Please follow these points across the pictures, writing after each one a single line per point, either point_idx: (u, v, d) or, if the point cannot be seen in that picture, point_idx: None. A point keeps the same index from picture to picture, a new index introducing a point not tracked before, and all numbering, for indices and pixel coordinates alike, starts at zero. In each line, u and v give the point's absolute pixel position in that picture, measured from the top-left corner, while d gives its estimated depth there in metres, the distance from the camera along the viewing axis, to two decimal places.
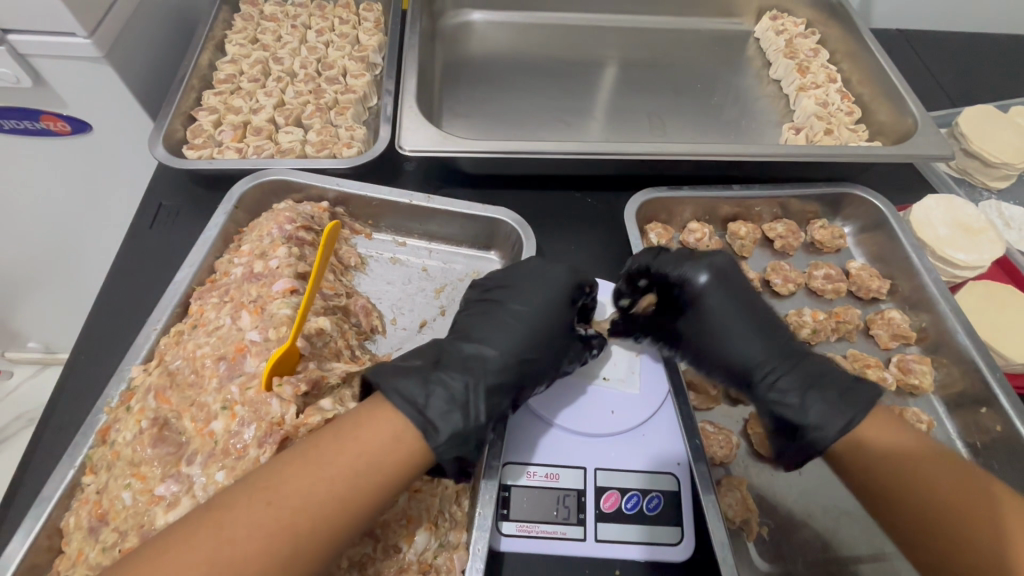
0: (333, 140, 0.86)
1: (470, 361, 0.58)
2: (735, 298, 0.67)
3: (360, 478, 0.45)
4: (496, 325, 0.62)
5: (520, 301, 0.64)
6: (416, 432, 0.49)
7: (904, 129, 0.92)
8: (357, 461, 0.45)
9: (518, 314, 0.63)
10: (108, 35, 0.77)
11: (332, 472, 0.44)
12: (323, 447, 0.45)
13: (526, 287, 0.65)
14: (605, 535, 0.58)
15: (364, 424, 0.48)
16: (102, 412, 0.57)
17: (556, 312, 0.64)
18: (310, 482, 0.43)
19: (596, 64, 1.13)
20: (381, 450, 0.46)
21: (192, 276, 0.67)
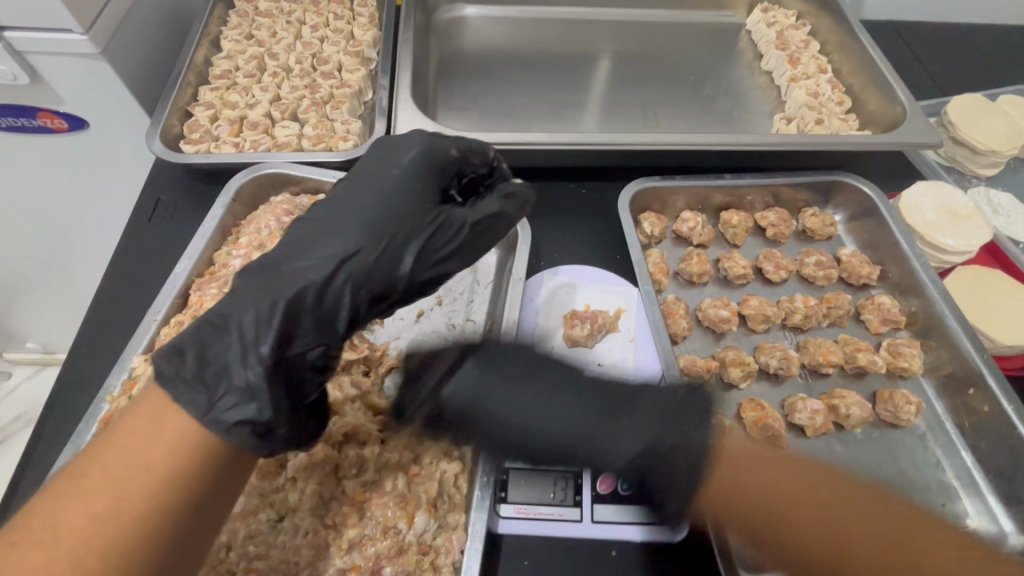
0: (330, 134, 0.87)
1: (286, 277, 0.48)
2: (585, 296, 0.68)
3: (121, 492, 0.37)
4: (319, 226, 0.52)
5: (350, 196, 0.55)
6: (181, 413, 0.41)
7: (894, 118, 0.93)
8: (118, 471, 0.37)
9: (344, 210, 0.53)
10: (104, 31, 0.77)
11: (84, 494, 0.37)
12: (86, 464, 0.38)
13: (368, 195, 0.55)
14: (601, 516, 0.59)
15: (126, 424, 0.40)
16: (104, 401, 0.58)
17: (393, 200, 0.55)
18: (65, 513, 0.36)
19: (589, 58, 1.13)
20: (141, 446, 0.38)
21: (192, 268, 0.68)
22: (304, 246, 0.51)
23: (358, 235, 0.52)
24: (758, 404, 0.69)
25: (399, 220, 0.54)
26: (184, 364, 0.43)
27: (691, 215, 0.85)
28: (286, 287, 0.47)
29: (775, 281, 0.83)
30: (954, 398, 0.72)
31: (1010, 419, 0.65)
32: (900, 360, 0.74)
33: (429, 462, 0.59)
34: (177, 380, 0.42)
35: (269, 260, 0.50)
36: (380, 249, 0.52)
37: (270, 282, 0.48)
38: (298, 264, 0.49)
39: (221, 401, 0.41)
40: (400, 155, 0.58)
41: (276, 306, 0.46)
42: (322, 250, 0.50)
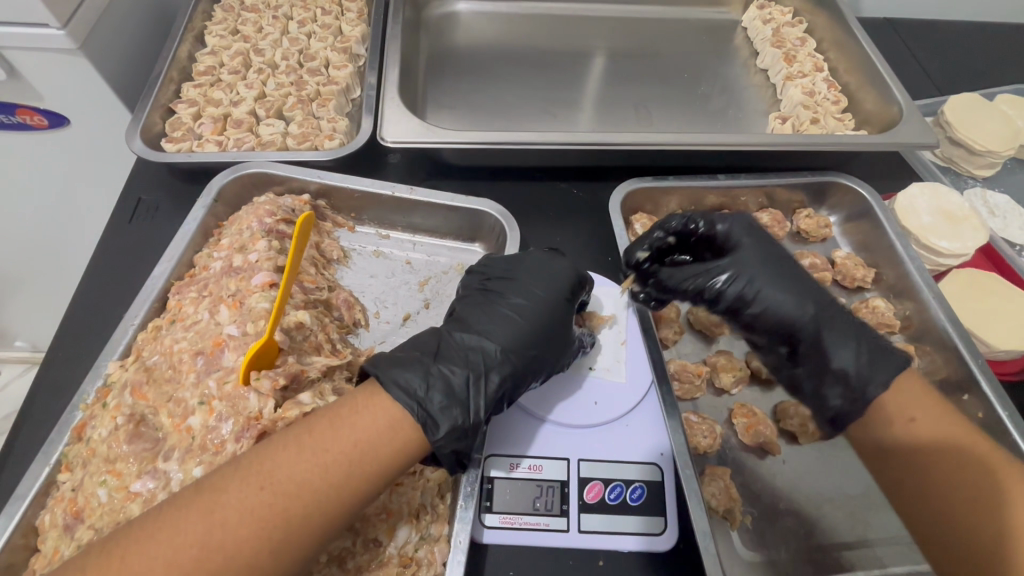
0: (315, 132, 0.85)
1: (470, 352, 0.57)
2: (768, 254, 0.66)
3: (354, 468, 0.45)
4: (496, 310, 0.61)
5: (522, 293, 0.62)
6: (414, 425, 0.50)
7: (890, 118, 0.92)
8: (341, 453, 0.46)
9: (512, 304, 0.61)
10: (82, 25, 0.75)
11: (325, 459, 0.45)
12: (319, 434, 0.46)
13: (529, 281, 0.63)
14: (588, 526, 0.58)
15: (355, 413, 0.49)
16: (77, 409, 0.56)
17: (556, 310, 0.62)
18: (306, 470, 0.44)
19: (582, 54, 1.12)
20: (375, 437, 0.47)
21: (171, 271, 0.66)
22: (483, 327, 0.60)
23: (533, 338, 0.59)
24: (750, 410, 0.68)
25: (559, 328, 0.61)
26: (416, 397, 0.51)
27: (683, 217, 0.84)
28: (491, 359, 0.57)
29: None
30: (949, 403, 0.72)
31: (1005, 426, 0.64)
32: None
33: (412, 471, 0.57)
34: (414, 404, 0.51)
35: (456, 338, 0.58)
36: (544, 353, 0.59)
37: (464, 352, 0.57)
38: (491, 339, 0.58)
39: (451, 436, 0.51)
40: (562, 268, 0.64)
41: (486, 372, 0.56)
42: (505, 335, 0.59)
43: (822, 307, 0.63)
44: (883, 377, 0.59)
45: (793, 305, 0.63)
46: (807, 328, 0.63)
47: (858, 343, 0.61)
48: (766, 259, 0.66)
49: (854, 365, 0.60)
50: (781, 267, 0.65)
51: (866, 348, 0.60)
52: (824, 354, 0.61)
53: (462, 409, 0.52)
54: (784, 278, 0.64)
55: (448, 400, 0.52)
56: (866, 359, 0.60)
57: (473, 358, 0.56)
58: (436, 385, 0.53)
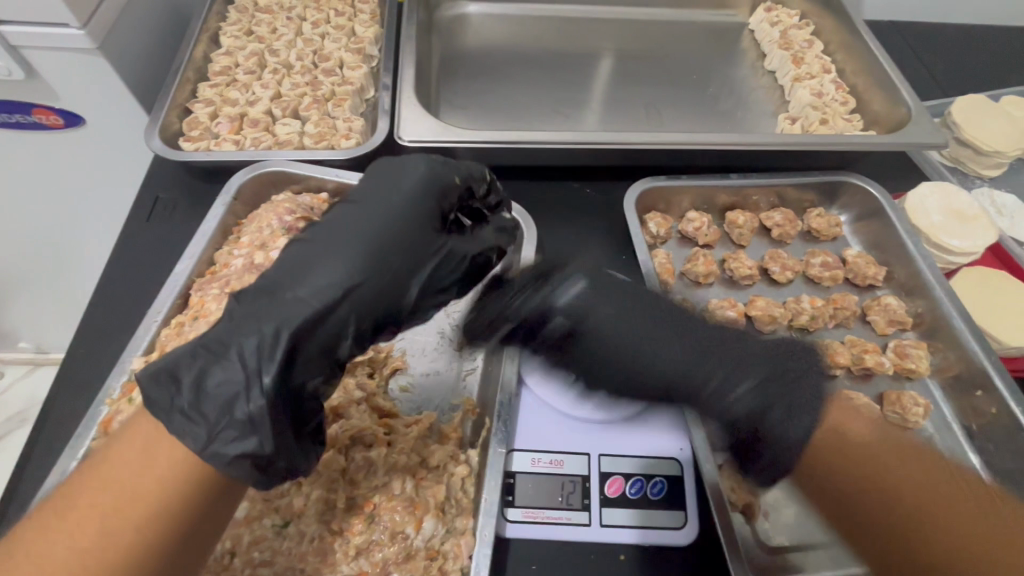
0: (332, 132, 0.85)
1: (274, 304, 0.48)
2: (624, 305, 0.64)
3: (111, 523, 0.39)
4: (317, 250, 0.51)
5: (348, 224, 0.53)
6: (173, 437, 0.42)
7: (899, 118, 0.93)
8: (105, 502, 0.39)
9: (341, 234, 0.52)
10: (102, 24, 0.76)
11: (81, 518, 0.39)
12: (74, 492, 0.40)
13: (361, 213, 0.54)
14: (611, 520, 0.58)
15: (113, 455, 0.42)
16: (103, 404, 0.56)
17: (403, 224, 0.54)
18: (53, 547, 0.38)
19: (592, 56, 1.13)
20: (131, 476, 0.41)
21: (192, 268, 0.67)
22: (291, 277, 0.50)
23: (362, 264, 0.51)
24: None
25: (406, 247, 0.54)
26: (177, 393, 0.43)
27: (696, 215, 0.85)
28: (295, 318, 0.47)
29: (782, 282, 0.82)
30: (961, 399, 0.72)
31: (1018, 422, 0.65)
32: (907, 361, 0.74)
33: (436, 465, 0.57)
34: (172, 411, 0.42)
35: (247, 299, 0.49)
36: (387, 277, 0.52)
37: (263, 313, 0.47)
38: (296, 294, 0.49)
39: (223, 436, 0.42)
40: (404, 179, 0.57)
41: (282, 337, 0.46)
42: (322, 280, 0.49)
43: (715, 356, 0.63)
44: (803, 414, 0.57)
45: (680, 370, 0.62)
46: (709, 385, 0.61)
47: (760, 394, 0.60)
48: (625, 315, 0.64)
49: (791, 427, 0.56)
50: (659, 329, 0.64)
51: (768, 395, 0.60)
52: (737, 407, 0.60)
53: (241, 394, 0.44)
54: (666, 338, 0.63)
55: (217, 393, 0.44)
56: (770, 402, 0.59)
57: (267, 322, 0.47)
58: (211, 379, 0.45)
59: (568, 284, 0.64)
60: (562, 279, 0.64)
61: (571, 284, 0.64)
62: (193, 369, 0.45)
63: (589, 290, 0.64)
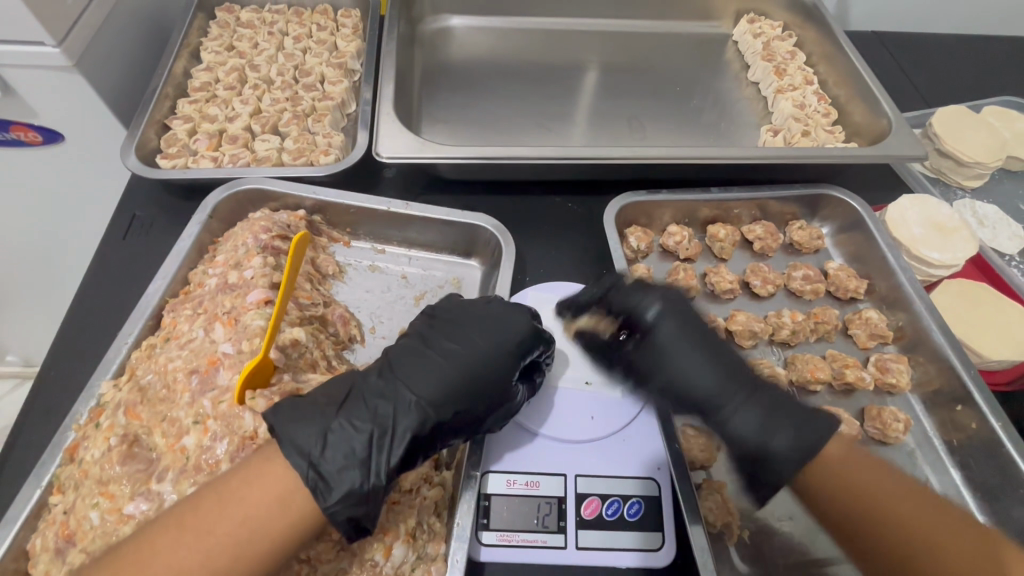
0: (311, 148, 0.85)
1: (388, 404, 0.53)
2: (698, 333, 0.63)
3: (241, 551, 0.42)
4: (427, 360, 0.57)
5: (464, 343, 0.58)
6: (308, 493, 0.46)
7: (879, 130, 0.93)
8: (241, 532, 0.43)
9: (451, 350, 0.58)
10: (77, 42, 0.75)
11: (212, 543, 0.42)
12: (203, 512, 0.43)
13: (472, 329, 0.60)
14: (586, 542, 0.57)
15: (249, 486, 0.45)
16: (70, 430, 0.55)
17: (502, 363, 0.57)
18: (184, 559, 0.41)
19: (576, 68, 1.13)
20: (265, 512, 0.44)
21: (165, 288, 0.66)
22: (411, 378, 0.55)
23: (462, 384, 0.56)
24: None
25: (499, 388, 0.57)
26: (315, 448, 0.48)
27: (677, 229, 0.84)
28: (414, 419, 0.52)
29: (763, 296, 0.82)
30: (942, 414, 0.72)
31: (998, 437, 0.64)
32: (888, 376, 0.74)
33: (409, 489, 0.56)
34: (308, 464, 0.47)
35: (375, 385, 0.54)
36: (476, 407, 0.56)
37: (391, 405, 0.53)
38: (414, 398, 0.53)
39: (346, 501, 0.47)
40: (517, 317, 0.60)
41: (407, 433, 0.52)
42: (437, 391, 0.54)
43: (743, 380, 0.60)
44: (784, 435, 0.55)
45: (700, 391, 0.61)
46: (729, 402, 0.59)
47: (766, 424, 0.57)
48: (682, 336, 0.64)
49: (777, 448, 0.55)
50: (697, 350, 0.62)
51: (779, 429, 0.56)
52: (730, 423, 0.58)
53: (362, 476, 0.48)
54: (689, 345, 0.63)
55: (349, 462, 0.48)
56: (778, 425, 0.56)
57: (400, 415, 0.52)
58: (335, 445, 0.49)
59: (645, 307, 0.65)
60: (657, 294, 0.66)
61: (647, 309, 0.65)
62: (334, 435, 0.49)
63: (663, 308, 0.65)
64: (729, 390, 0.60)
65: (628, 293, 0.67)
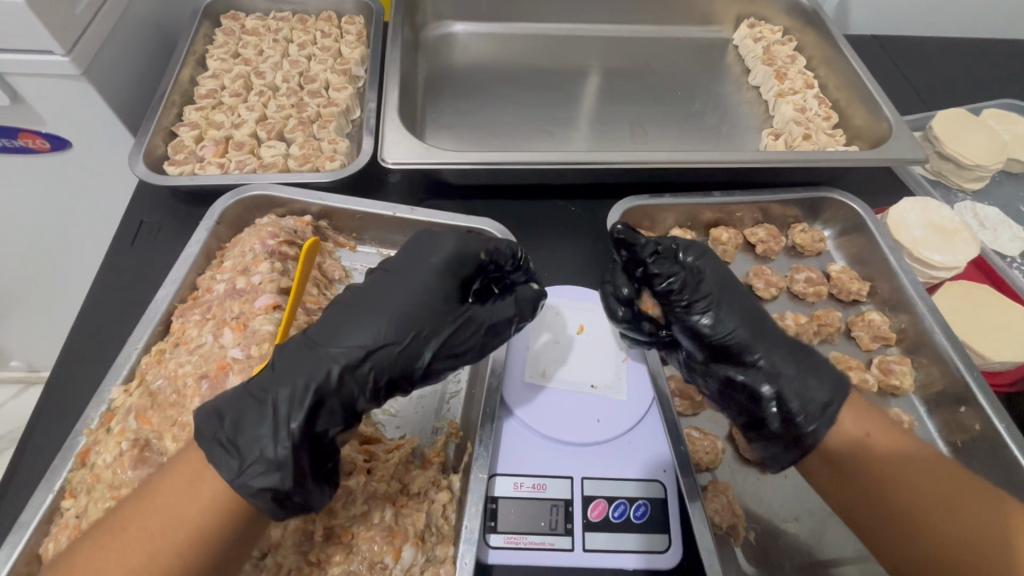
0: (316, 154, 0.86)
1: (302, 360, 0.50)
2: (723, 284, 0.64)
3: (158, 540, 0.41)
4: (349, 313, 0.54)
5: (387, 294, 0.56)
6: (215, 468, 0.44)
7: (880, 133, 0.94)
8: (154, 522, 0.42)
9: (373, 300, 0.55)
10: (86, 51, 0.76)
11: (128, 538, 0.41)
12: (124, 511, 0.43)
13: (395, 279, 0.57)
14: (594, 544, 0.58)
15: (166, 478, 0.45)
16: (81, 435, 0.56)
17: (425, 292, 0.56)
18: (106, 563, 0.40)
19: (578, 73, 1.14)
20: (179, 500, 0.43)
21: (174, 294, 0.67)
22: (324, 335, 0.52)
23: (386, 330, 0.53)
24: None
25: (427, 314, 0.55)
26: (220, 427, 0.46)
27: (680, 233, 0.85)
28: (322, 371, 0.49)
29: (766, 299, 0.83)
30: (945, 415, 0.72)
31: (1002, 438, 0.65)
32: (891, 377, 0.74)
33: (417, 492, 0.57)
34: (214, 441, 0.45)
35: (286, 351, 0.51)
36: (402, 349, 0.53)
37: (300, 365, 0.50)
38: (331, 350, 0.51)
39: (252, 469, 0.44)
40: (436, 248, 0.60)
41: (311, 389, 0.48)
42: (350, 339, 0.52)
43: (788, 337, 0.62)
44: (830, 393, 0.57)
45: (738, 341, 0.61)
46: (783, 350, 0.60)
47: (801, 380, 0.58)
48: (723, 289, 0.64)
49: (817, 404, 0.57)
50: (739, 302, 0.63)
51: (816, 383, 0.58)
52: (765, 363, 0.59)
53: (269, 439, 0.46)
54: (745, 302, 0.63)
55: (257, 431, 0.46)
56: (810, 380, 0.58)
57: (301, 373, 0.49)
58: (245, 416, 0.47)
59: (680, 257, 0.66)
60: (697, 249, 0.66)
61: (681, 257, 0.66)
62: (236, 410, 0.47)
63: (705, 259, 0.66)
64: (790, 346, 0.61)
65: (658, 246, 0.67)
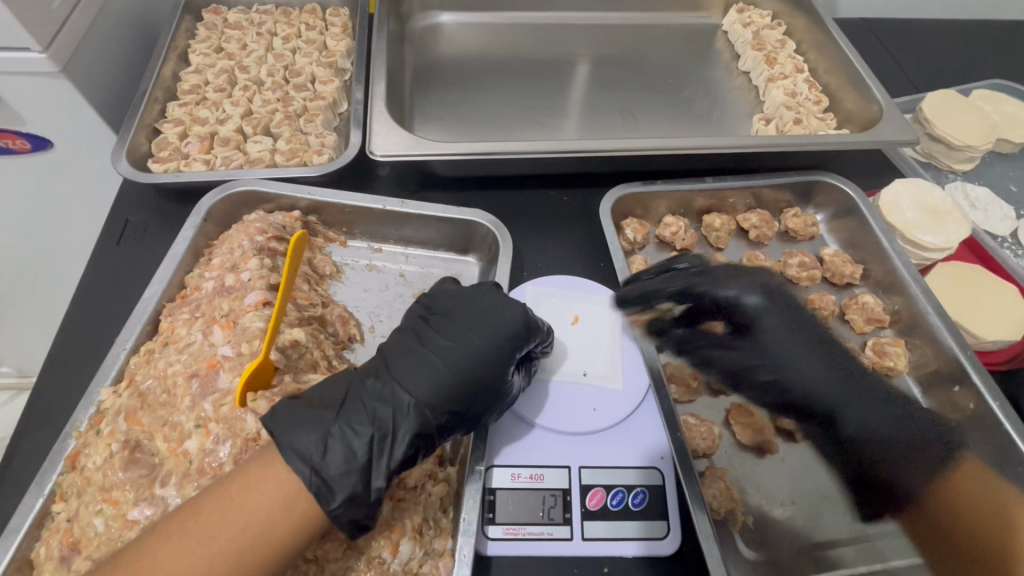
0: (303, 148, 0.84)
1: (385, 400, 0.52)
2: (792, 316, 0.62)
3: (245, 554, 0.43)
4: (426, 360, 0.55)
5: (461, 342, 0.56)
6: (311, 497, 0.46)
7: (870, 116, 0.94)
8: (242, 537, 0.43)
9: (449, 351, 0.56)
10: (64, 47, 0.74)
11: (213, 549, 0.42)
12: (204, 516, 0.43)
13: (470, 325, 0.58)
14: (592, 532, 0.57)
15: (251, 486, 0.45)
16: (70, 437, 0.55)
17: (498, 352, 0.57)
18: (185, 567, 0.41)
19: (568, 62, 1.13)
20: (268, 516, 0.44)
21: (162, 293, 0.66)
22: (405, 380, 0.54)
23: (462, 390, 0.54)
24: (748, 409, 0.69)
25: (498, 377, 0.56)
26: (312, 454, 0.47)
27: (673, 220, 0.84)
28: (413, 423, 0.52)
29: None
30: (940, 395, 0.72)
31: (997, 416, 0.65)
32: (885, 359, 0.74)
33: (414, 485, 0.56)
34: (310, 468, 0.46)
35: (372, 388, 0.53)
36: (477, 406, 0.55)
37: (385, 409, 0.52)
38: (413, 401, 0.53)
39: (349, 507, 0.47)
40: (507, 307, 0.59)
41: (404, 441, 0.51)
42: (435, 391, 0.53)
43: (855, 369, 0.60)
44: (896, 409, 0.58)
45: (817, 390, 0.59)
46: (834, 403, 0.59)
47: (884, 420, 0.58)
48: (791, 323, 0.62)
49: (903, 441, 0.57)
50: (801, 339, 0.61)
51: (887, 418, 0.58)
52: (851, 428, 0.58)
53: (363, 481, 0.48)
54: (803, 342, 0.61)
55: (348, 468, 0.48)
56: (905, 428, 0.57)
57: (395, 419, 0.51)
58: (335, 449, 0.48)
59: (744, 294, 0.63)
60: (749, 288, 0.64)
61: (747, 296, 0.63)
62: (325, 436, 0.48)
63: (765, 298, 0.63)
64: (849, 389, 0.59)
65: (712, 282, 0.65)
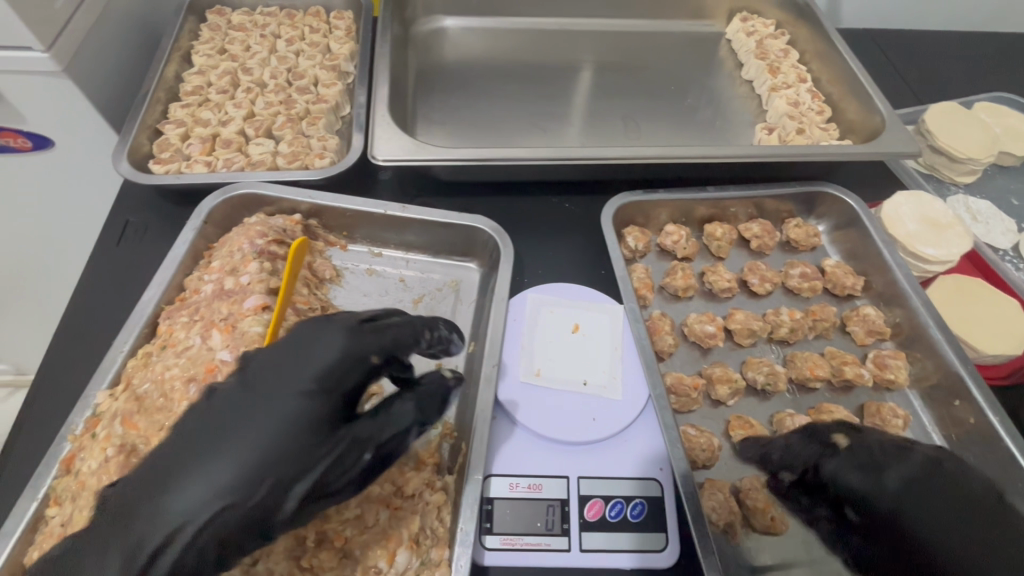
0: (305, 151, 0.84)
1: (127, 516, 0.42)
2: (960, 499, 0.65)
3: None
4: (190, 447, 0.44)
5: (235, 420, 0.45)
6: None
7: (873, 127, 0.94)
8: None
9: (220, 432, 0.45)
10: (67, 47, 0.74)
11: None
12: None
13: (252, 395, 0.47)
14: (590, 544, 0.57)
15: None
16: (66, 441, 0.55)
17: (281, 427, 0.45)
18: None
19: (572, 68, 1.13)
20: None
21: (161, 295, 0.65)
22: (162, 478, 0.43)
23: (227, 481, 0.43)
24: (747, 421, 0.69)
25: (282, 457, 0.45)
26: None
27: (675, 229, 0.84)
28: (147, 540, 0.41)
29: (760, 294, 0.82)
30: (940, 408, 0.72)
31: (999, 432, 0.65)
32: (886, 372, 0.74)
33: (411, 494, 0.56)
34: None
35: (115, 499, 0.43)
36: (252, 500, 0.44)
37: (128, 522, 0.42)
38: (161, 509, 0.42)
39: None
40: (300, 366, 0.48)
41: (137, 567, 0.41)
42: (183, 495, 0.42)
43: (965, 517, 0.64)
44: None
45: None
46: None
47: None
48: None
49: None
50: None
51: None
52: None
53: None
54: None
55: None
56: None
57: (136, 533, 0.42)
58: None
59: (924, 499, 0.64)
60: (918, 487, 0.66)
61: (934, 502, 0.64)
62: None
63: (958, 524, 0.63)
64: None
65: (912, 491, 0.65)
